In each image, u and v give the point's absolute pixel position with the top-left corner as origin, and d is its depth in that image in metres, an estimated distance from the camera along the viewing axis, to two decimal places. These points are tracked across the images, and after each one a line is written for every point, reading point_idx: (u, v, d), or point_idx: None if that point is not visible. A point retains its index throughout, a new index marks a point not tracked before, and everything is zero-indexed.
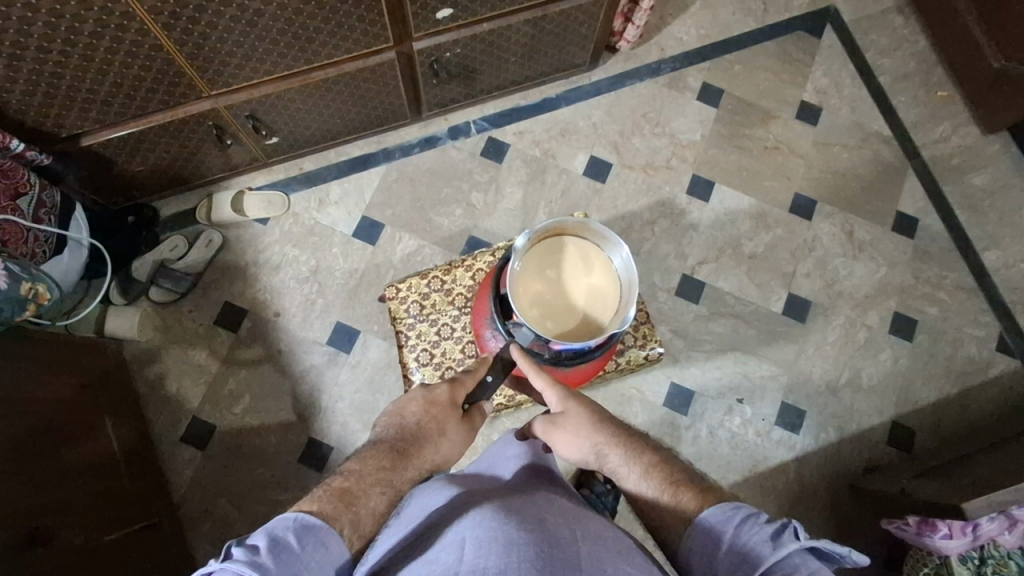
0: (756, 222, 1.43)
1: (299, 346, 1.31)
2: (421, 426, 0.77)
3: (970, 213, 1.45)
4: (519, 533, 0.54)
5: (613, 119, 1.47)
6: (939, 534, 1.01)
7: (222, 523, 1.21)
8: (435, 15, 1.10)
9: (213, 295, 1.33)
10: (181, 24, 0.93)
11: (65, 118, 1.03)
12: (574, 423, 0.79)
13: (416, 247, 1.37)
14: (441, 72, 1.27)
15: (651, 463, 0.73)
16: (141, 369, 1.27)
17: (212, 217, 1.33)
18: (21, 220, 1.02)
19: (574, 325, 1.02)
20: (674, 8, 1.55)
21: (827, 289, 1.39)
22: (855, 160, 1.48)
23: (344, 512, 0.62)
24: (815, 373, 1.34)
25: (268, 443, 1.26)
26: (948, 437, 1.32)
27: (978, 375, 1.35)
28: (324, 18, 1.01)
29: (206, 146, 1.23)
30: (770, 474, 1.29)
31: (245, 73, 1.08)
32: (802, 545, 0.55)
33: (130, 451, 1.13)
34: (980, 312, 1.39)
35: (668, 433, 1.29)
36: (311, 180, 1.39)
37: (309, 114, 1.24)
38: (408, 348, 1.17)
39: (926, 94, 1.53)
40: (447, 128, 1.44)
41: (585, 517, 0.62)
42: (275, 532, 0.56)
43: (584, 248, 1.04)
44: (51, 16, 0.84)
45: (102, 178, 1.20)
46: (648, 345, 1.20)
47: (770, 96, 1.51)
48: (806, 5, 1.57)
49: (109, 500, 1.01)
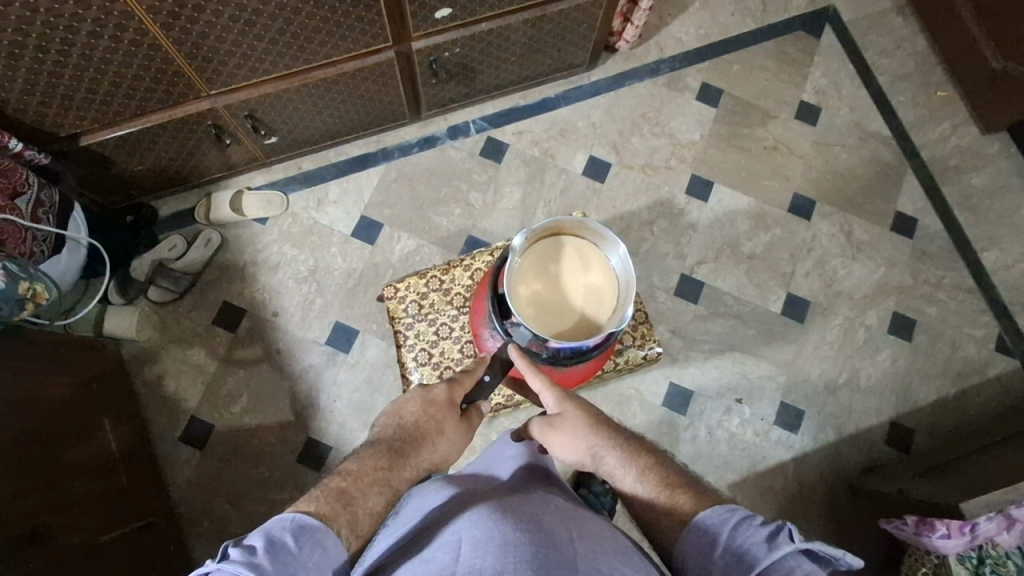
0: (755, 222, 1.43)
1: (298, 345, 1.31)
2: (419, 426, 0.77)
3: (969, 213, 1.45)
4: (516, 533, 0.54)
5: (612, 118, 1.47)
6: (937, 533, 1.02)
7: (220, 523, 1.21)
8: (434, 15, 1.10)
9: (212, 294, 1.33)
10: (180, 24, 0.93)
11: (64, 118, 1.03)
12: (571, 425, 0.79)
13: (415, 247, 1.37)
14: (440, 71, 1.27)
15: (647, 465, 0.73)
16: (140, 368, 1.27)
17: (211, 217, 1.33)
18: (20, 219, 1.02)
19: (571, 324, 1.02)
20: (674, 8, 1.55)
21: (826, 289, 1.40)
22: (854, 160, 1.48)
23: (342, 512, 0.62)
24: (814, 373, 1.35)
25: (266, 443, 1.26)
26: (946, 437, 1.32)
27: (977, 375, 1.35)
28: (324, 18, 1.01)
29: (205, 145, 1.23)
30: (769, 474, 1.29)
31: (244, 72, 1.08)
32: (797, 547, 0.55)
33: (129, 450, 1.13)
34: (979, 312, 1.39)
35: (667, 433, 1.29)
36: (310, 179, 1.39)
37: (308, 113, 1.24)
38: (407, 347, 1.17)
39: (926, 94, 1.53)
40: (447, 127, 1.44)
41: (582, 518, 0.62)
42: (272, 532, 0.56)
43: (582, 247, 1.04)
44: (49, 15, 0.84)
45: (101, 177, 1.20)
46: (647, 345, 1.20)
47: (769, 96, 1.51)
48: (805, 4, 1.57)
49: (108, 499, 1.01)
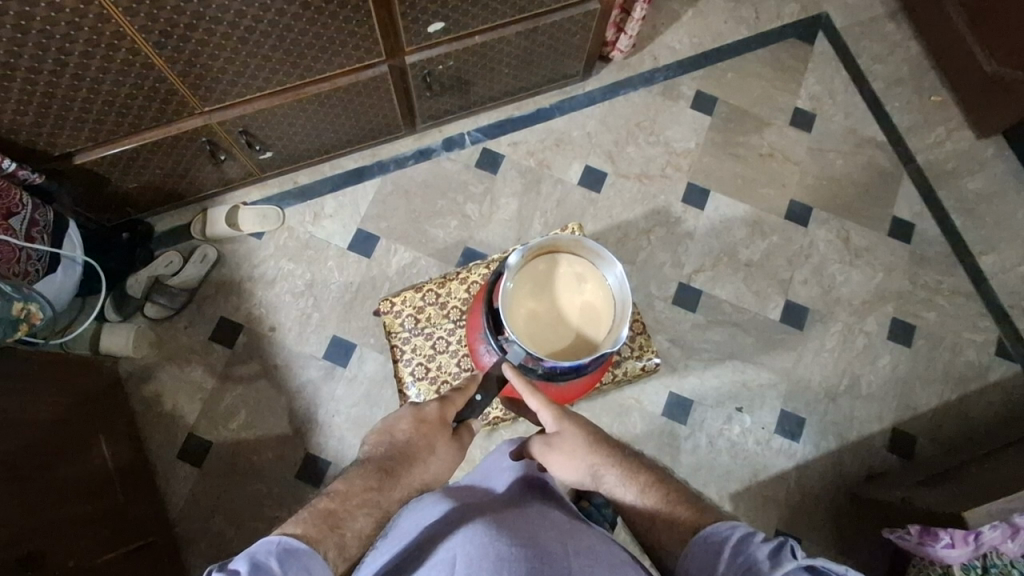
0: (753, 230, 1.42)
1: (295, 360, 1.30)
2: (410, 444, 0.76)
3: (967, 217, 1.45)
4: (510, 549, 0.54)
5: (607, 128, 1.47)
6: (940, 543, 1.00)
7: (218, 541, 1.20)
8: (427, 28, 1.10)
9: (208, 310, 1.32)
10: (173, 43, 0.93)
11: (57, 137, 1.02)
12: (570, 444, 0.77)
13: (412, 260, 1.37)
14: (434, 84, 1.27)
15: (648, 483, 0.72)
16: (137, 386, 1.27)
17: (206, 232, 1.33)
18: (14, 239, 1.02)
19: (567, 343, 1.01)
20: (667, 17, 1.55)
21: (825, 295, 1.39)
22: (849, 166, 1.48)
23: (328, 535, 0.61)
24: (814, 380, 1.34)
25: (264, 459, 1.25)
26: (949, 443, 1.31)
27: (978, 380, 1.35)
28: (317, 33, 1.01)
29: (201, 162, 1.23)
30: (770, 483, 1.28)
31: (238, 89, 1.08)
32: (799, 564, 0.54)
33: (126, 469, 1.13)
34: (978, 317, 1.39)
35: (667, 443, 1.29)
36: (305, 194, 1.39)
37: (303, 128, 1.24)
38: (404, 362, 1.17)
39: (920, 98, 1.53)
40: (442, 139, 1.44)
41: (579, 532, 0.61)
42: (257, 556, 0.55)
43: (577, 265, 1.04)
44: (42, 37, 0.85)
45: (95, 195, 1.20)
46: (644, 356, 1.20)
47: (763, 103, 1.51)
48: (798, 12, 1.57)
49: (105, 519, 1.00)
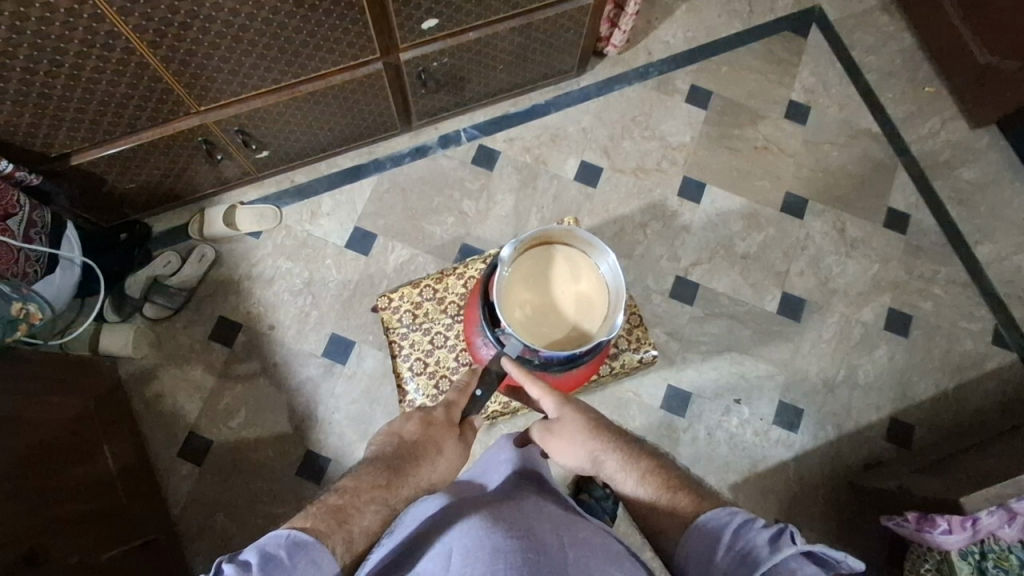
0: (749, 222, 1.43)
1: (295, 358, 1.31)
2: (419, 443, 0.76)
3: (961, 207, 1.45)
4: (507, 540, 0.55)
5: (602, 123, 1.48)
6: (938, 529, 1.00)
7: (220, 539, 1.21)
8: (421, 25, 1.11)
9: (207, 310, 1.32)
10: (167, 41, 0.93)
11: (54, 137, 1.03)
12: (570, 430, 0.79)
13: (410, 256, 1.37)
14: (429, 81, 1.27)
15: (648, 469, 0.72)
16: (138, 386, 1.27)
17: (205, 232, 1.34)
18: (12, 240, 1.03)
19: (562, 334, 1.02)
20: (661, 12, 1.55)
21: (822, 286, 1.40)
22: (844, 157, 1.48)
23: (337, 530, 0.61)
24: (813, 371, 1.35)
25: (265, 456, 1.25)
26: (947, 431, 1.32)
27: (975, 368, 1.35)
28: (312, 31, 1.02)
29: (197, 161, 1.23)
30: (770, 474, 1.28)
31: (233, 88, 1.08)
32: (798, 550, 0.55)
33: (128, 468, 1.13)
34: (975, 305, 1.39)
35: (666, 436, 1.29)
36: (302, 192, 1.40)
37: (298, 127, 1.24)
38: (402, 357, 1.17)
39: (914, 90, 1.54)
40: (438, 137, 1.45)
41: (574, 523, 0.62)
42: (267, 549, 0.55)
43: (571, 256, 1.05)
44: (38, 37, 0.85)
45: (93, 196, 1.20)
46: (642, 348, 1.20)
47: (758, 97, 1.52)
48: (792, 5, 1.58)
49: (107, 518, 1.01)
